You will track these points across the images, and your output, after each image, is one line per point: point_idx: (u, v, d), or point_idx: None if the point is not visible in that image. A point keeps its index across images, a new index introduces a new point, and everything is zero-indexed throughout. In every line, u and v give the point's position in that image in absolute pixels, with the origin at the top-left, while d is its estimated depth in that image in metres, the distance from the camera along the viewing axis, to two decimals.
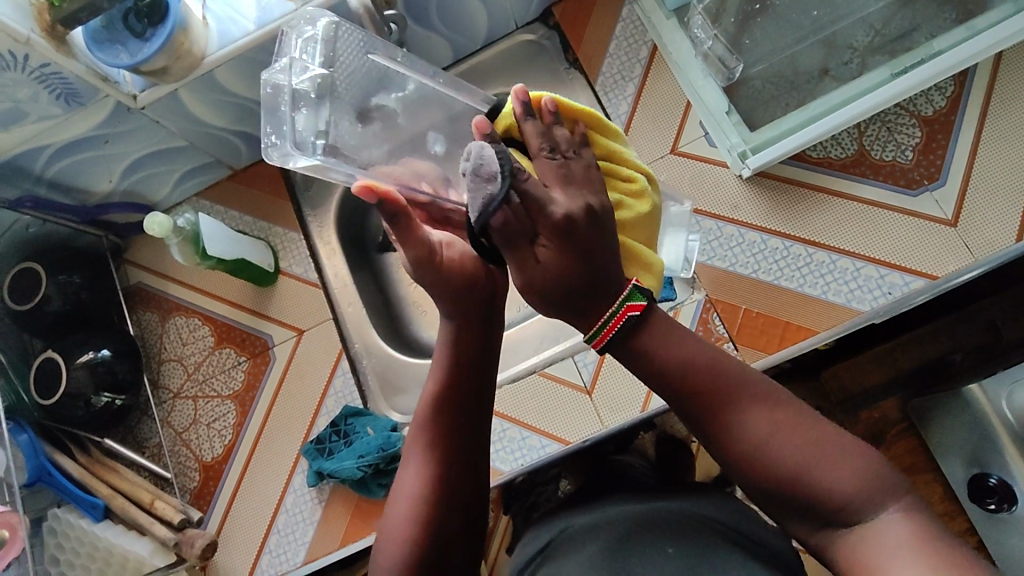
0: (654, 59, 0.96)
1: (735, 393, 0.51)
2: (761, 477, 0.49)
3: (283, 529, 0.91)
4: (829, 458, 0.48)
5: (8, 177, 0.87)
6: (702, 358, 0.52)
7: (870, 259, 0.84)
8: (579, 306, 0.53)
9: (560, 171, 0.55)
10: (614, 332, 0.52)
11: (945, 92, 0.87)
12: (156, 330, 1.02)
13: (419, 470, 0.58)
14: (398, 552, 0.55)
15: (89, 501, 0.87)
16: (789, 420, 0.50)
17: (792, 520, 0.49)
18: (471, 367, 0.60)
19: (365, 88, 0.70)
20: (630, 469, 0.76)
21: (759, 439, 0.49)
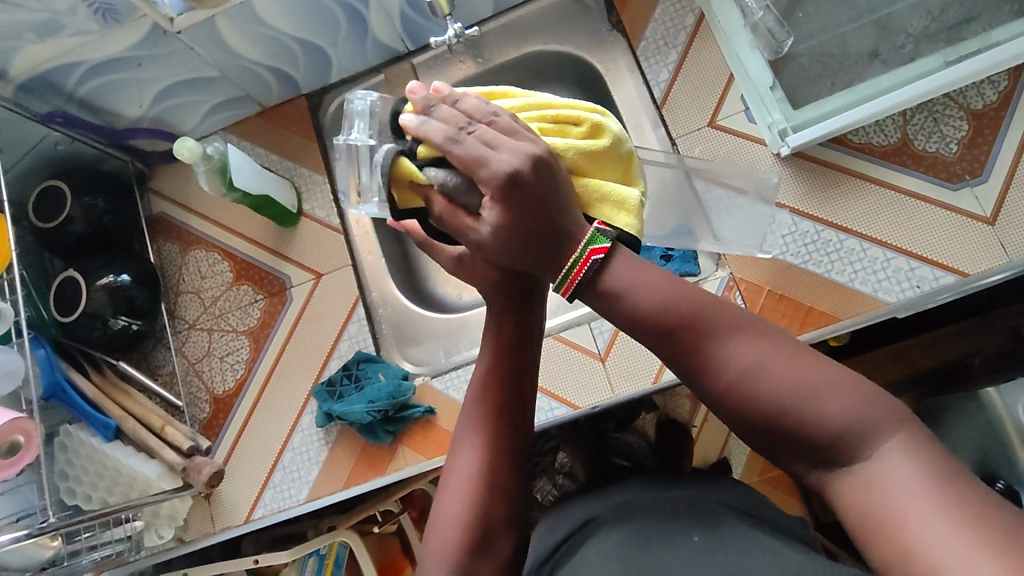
0: (700, 27, 0.93)
1: (714, 329, 0.50)
2: (750, 419, 0.48)
3: (289, 466, 0.92)
4: (818, 389, 0.47)
5: (40, 91, 0.86)
6: (678, 299, 0.51)
7: (902, 251, 0.83)
8: (548, 250, 0.53)
9: (483, 133, 0.53)
10: (581, 275, 0.52)
11: (998, 86, 0.84)
12: (176, 261, 1.02)
13: (473, 460, 0.61)
14: (454, 535, 0.58)
15: (100, 421, 0.88)
16: (770, 353, 0.48)
17: (792, 460, 0.48)
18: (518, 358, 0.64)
19: None
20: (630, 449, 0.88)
21: (742, 376, 0.48)
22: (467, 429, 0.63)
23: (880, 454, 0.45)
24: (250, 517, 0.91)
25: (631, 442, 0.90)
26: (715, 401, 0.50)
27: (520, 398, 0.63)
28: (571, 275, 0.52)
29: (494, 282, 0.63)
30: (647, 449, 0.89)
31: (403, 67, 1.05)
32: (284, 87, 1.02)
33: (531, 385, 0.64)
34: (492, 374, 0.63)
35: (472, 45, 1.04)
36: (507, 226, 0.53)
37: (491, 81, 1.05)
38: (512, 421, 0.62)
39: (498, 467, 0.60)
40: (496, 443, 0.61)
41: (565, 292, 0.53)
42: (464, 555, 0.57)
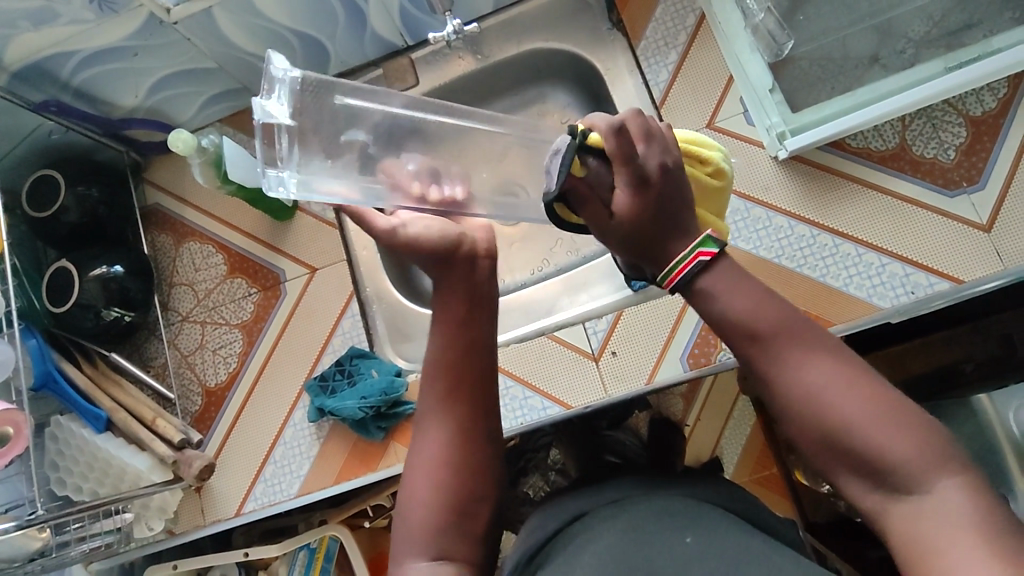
0: (700, 27, 0.92)
1: (798, 346, 0.52)
2: (813, 430, 0.51)
3: (280, 460, 0.92)
4: (893, 421, 0.49)
5: (34, 79, 0.85)
6: (773, 314, 0.53)
7: (897, 256, 0.83)
8: (656, 250, 0.55)
9: (643, 131, 0.57)
10: (682, 275, 0.54)
11: (997, 93, 0.84)
12: (169, 252, 1.02)
13: (439, 435, 0.60)
14: (424, 516, 0.57)
15: (92, 412, 0.88)
16: (850, 376, 0.51)
17: (846, 474, 0.51)
18: (470, 330, 0.64)
19: (339, 121, 0.64)
20: (622, 446, 0.81)
21: (819, 393, 0.51)
22: (428, 402, 0.62)
23: (934, 492, 0.48)
24: (241, 510, 0.91)
25: (622, 441, 0.82)
26: (784, 407, 0.53)
27: (479, 366, 0.63)
28: (679, 266, 0.54)
29: (433, 257, 0.66)
30: (640, 447, 0.81)
31: (402, 61, 1.04)
32: None
33: (487, 355, 0.64)
34: (448, 344, 0.63)
35: (472, 41, 1.03)
36: (632, 213, 0.55)
37: (489, 77, 1.05)
38: (472, 390, 0.62)
39: (463, 441, 0.60)
40: (460, 416, 0.61)
41: (671, 279, 0.54)
42: (436, 534, 0.57)
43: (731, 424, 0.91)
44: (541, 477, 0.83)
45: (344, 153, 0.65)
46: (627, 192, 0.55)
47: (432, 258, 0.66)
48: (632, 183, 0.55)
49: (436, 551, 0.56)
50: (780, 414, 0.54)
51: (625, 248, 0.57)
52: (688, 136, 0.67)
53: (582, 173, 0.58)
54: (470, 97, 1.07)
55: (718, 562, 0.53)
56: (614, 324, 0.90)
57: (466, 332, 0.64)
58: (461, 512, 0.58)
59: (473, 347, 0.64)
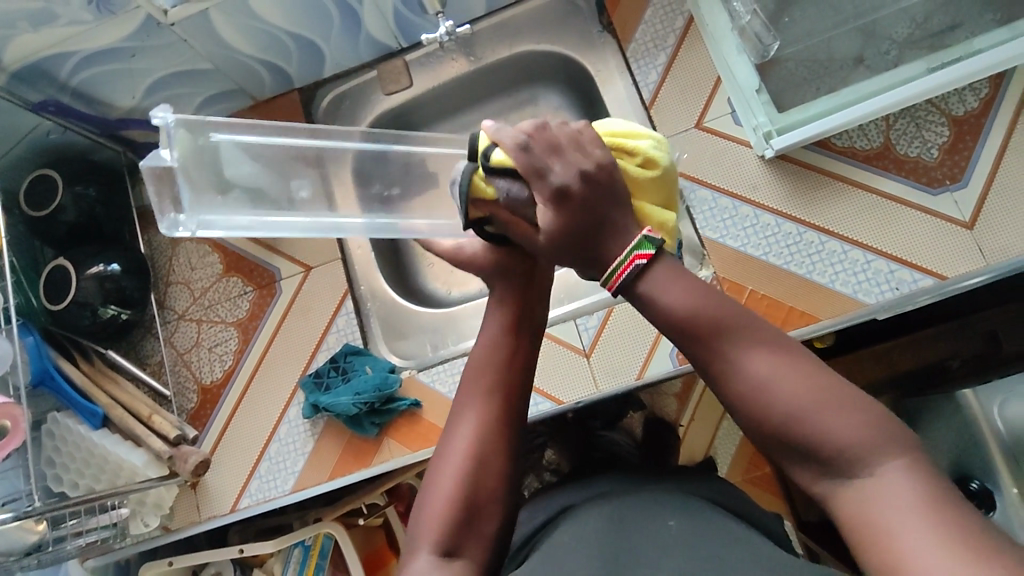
0: (689, 30, 0.94)
1: (738, 339, 0.52)
2: (759, 422, 0.51)
3: (275, 457, 0.93)
4: (835, 406, 0.49)
5: (33, 80, 0.87)
6: (709, 307, 0.53)
7: (882, 253, 0.84)
8: (593, 254, 0.57)
9: (550, 145, 0.60)
10: (624, 276, 0.55)
11: (979, 93, 0.86)
12: (166, 251, 1.03)
13: (466, 436, 0.61)
14: (442, 510, 0.58)
15: (89, 409, 0.89)
16: (785, 364, 0.51)
17: (797, 464, 0.51)
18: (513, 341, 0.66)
19: (222, 156, 0.65)
20: (617, 448, 0.91)
21: (762, 385, 0.51)
22: (462, 401, 0.64)
23: (881, 474, 0.47)
24: (236, 506, 0.92)
25: (617, 442, 0.92)
26: (727, 400, 0.53)
27: (517, 371, 0.65)
28: (620, 267, 0.55)
29: (496, 271, 0.71)
30: (633, 447, 0.92)
31: (396, 63, 1.06)
32: (277, 81, 1.03)
33: (524, 366, 0.66)
34: (496, 348, 0.66)
35: (465, 43, 1.05)
36: (561, 226, 0.58)
37: (482, 80, 1.07)
38: (507, 394, 0.64)
39: (490, 441, 0.61)
40: (490, 415, 0.62)
41: (613, 282, 0.55)
42: (448, 529, 0.57)
43: (721, 430, 1.02)
44: (536, 478, 0.98)
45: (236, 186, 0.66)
46: (550, 208, 0.59)
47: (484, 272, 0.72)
48: (553, 198, 0.58)
49: (445, 547, 0.57)
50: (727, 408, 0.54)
51: (564, 255, 0.59)
52: (610, 129, 0.68)
53: (493, 195, 0.65)
54: (464, 99, 1.09)
55: (704, 549, 0.54)
56: (605, 320, 0.91)
57: (513, 340, 0.67)
58: (475, 510, 0.59)
59: (518, 355, 0.66)
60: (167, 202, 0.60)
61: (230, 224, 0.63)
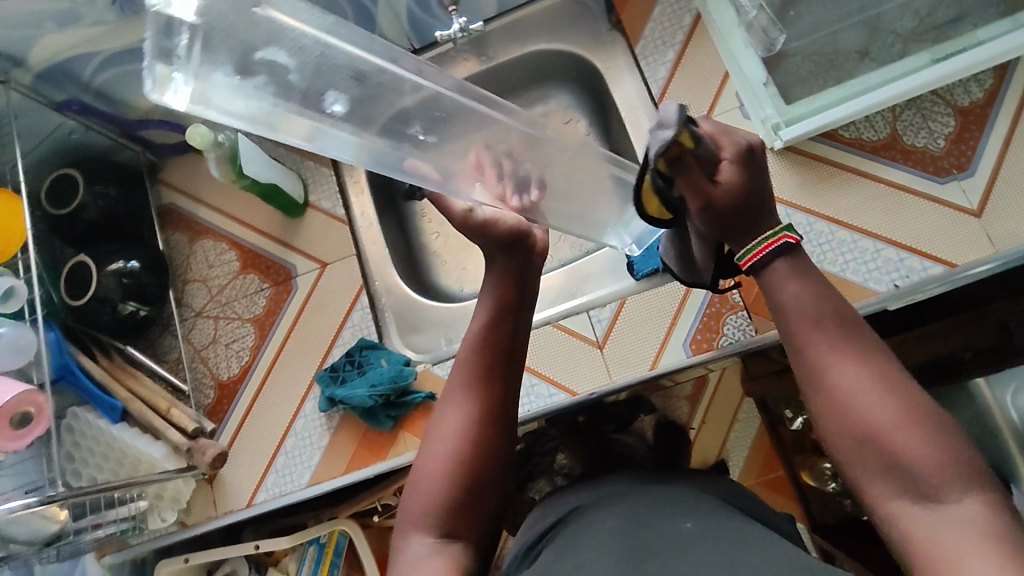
0: (696, 28, 0.96)
1: (839, 344, 0.53)
2: (843, 426, 0.51)
3: (291, 451, 0.94)
4: (923, 431, 0.49)
5: (58, 80, 0.90)
6: (817, 307, 0.55)
7: (891, 242, 0.85)
8: (738, 226, 0.58)
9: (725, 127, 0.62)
10: (769, 250, 0.57)
11: (984, 84, 0.87)
12: (183, 250, 1.04)
13: (459, 416, 0.62)
14: (434, 488, 0.59)
15: (107, 403, 0.90)
16: (882, 380, 0.51)
17: (871, 480, 0.50)
18: (507, 324, 0.67)
19: (249, 32, 0.46)
20: (629, 450, 0.81)
21: (854, 394, 0.51)
22: (456, 384, 0.64)
23: (955, 505, 0.47)
24: (252, 502, 0.92)
25: (631, 443, 0.82)
26: (814, 398, 0.54)
27: (508, 361, 0.66)
28: (760, 246, 0.57)
29: (499, 240, 0.68)
30: (647, 450, 0.82)
31: None
32: None
33: (512, 350, 0.67)
34: (498, 334, 0.66)
35: (476, 43, 1.07)
36: (730, 195, 0.58)
37: (494, 78, 1.09)
38: (500, 383, 0.64)
39: (484, 421, 0.62)
40: (484, 403, 0.63)
41: (745, 262, 0.59)
42: (444, 513, 0.58)
43: (733, 429, 0.96)
44: (548, 481, 0.83)
45: (257, 76, 0.48)
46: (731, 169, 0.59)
47: (500, 243, 0.68)
48: (739, 167, 0.59)
49: (442, 530, 0.57)
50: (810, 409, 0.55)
51: (715, 220, 0.59)
52: None
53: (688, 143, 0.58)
54: None
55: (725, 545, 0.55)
56: (618, 312, 0.93)
57: (506, 327, 0.67)
58: (472, 496, 0.59)
59: (514, 342, 0.67)
60: (165, 50, 0.43)
61: (239, 110, 0.47)
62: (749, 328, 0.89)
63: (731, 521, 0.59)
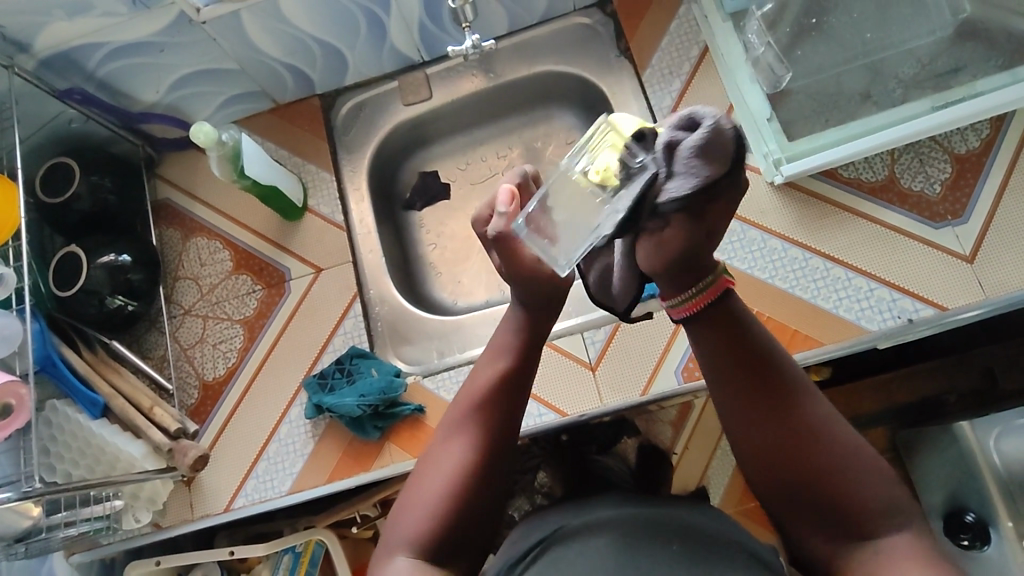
0: (704, 60, 0.97)
1: (778, 388, 0.57)
2: (779, 467, 0.56)
3: (274, 457, 0.92)
4: (854, 471, 0.54)
5: (61, 68, 0.89)
6: (753, 352, 0.58)
7: (885, 282, 0.86)
8: (683, 281, 0.58)
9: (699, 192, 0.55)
10: (703, 303, 0.59)
11: (981, 134, 0.89)
12: (176, 246, 1.03)
13: (460, 452, 0.62)
14: (425, 516, 0.59)
15: (88, 397, 0.88)
16: (819, 422, 0.56)
17: (809, 514, 0.55)
18: (518, 362, 0.68)
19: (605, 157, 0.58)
20: (610, 471, 0.86)
21: (784, 450, 0.56)
22: (455, 422, 0.64)
23: (886, 539, 0.52)
24: (230, 507, 0.91)
25: (611, 466, 0.87)
26: (750, 440, 0.58)
27: (514, 397, 0.66)
28: (691, 301, 0.59)
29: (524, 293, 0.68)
30: (627, 471, 0.87)
31: (417, 75, 1.08)
32: (300, 86, 1.05)
33: (519, 391, 0.67)
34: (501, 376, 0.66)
35: (485, 60, 1.08)
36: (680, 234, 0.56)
37: (499, 95, 1.10)
38: (502, 423, 0.64)
39: (483, 455, 0.62)
40: (487, 437, 0.63)
41: (682, 309, 0.59)
42: (430, 542, 0.58)
43: (717, 455, 0.96)
44: (526, 499, 0.90)
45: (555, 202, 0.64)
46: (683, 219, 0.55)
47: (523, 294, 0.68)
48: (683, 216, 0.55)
49: (425, 553, 0.58)
50: (743, 452, 0.59)
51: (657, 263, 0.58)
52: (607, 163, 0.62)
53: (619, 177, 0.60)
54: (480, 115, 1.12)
55: None
56: (612, 335, 0.93)
57: (517, 364, 0.67)
58: (461, 528, 0.59)
59: (521, 386, 0.67)
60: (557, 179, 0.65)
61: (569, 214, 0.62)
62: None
63: (716, 554, 0.59)
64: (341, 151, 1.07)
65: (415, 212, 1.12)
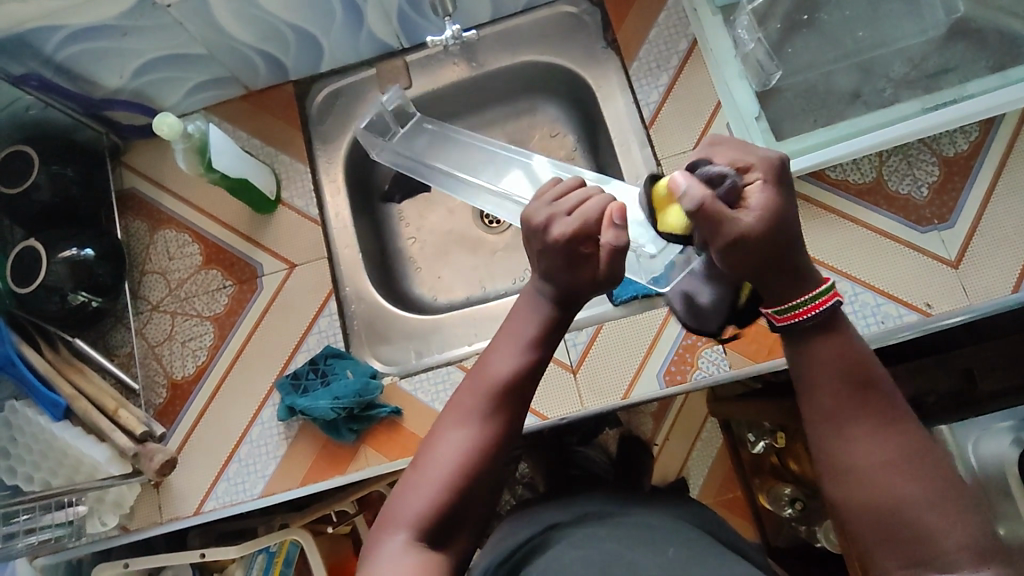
0: (692, 53, 0.94)
1: (878, 413, 0.52)
2: (866, 498, 0.51)
3: (245, 459, 0.89)
4: (943, 505, 0.49)
5: (16, 51, 0.83)
6: (857, 372, 0.54)
7: (869, 286, 0.85)
8: (776, 287, 0.55)
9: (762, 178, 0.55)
10: (807, 316, 0.55)
11: (970, 136, 0.88)
12: (143, 238, 0.99)
13: (464, 436, 0.59)
14: (424, 498, 0.57)
15: (50, 399, 0.84)
16: (916, 452, 0.51)
17: (884, 549, 0.50)
18: (531, 344, 0.64)
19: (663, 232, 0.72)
20: (592, 463, 0.91)
21: (883, 469, 0.51)
22: (466, 404, 0.61)
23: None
24: (200, 510, 0.88)
25: (593, 457, 0.92)
26: (838, 470, 0.53)
27: (524, 384, 0.62)
28: (808, 304, 0.54)
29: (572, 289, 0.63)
30: (608, 463, 0.92)
31: (396, 63, 1.04)
32: (273, 72, 1.00)
33: (532, 375, 0.63)
34: (511, 358, 0.63)
35: (467, 49, 1.04)
36: (765, 236, 0.53)
37: (482, 86, 1.07)
38: (511, 409, 0.61)
39: (487, 441, 0.59)
40: (494, 424, 0.60)
41: (788, 316, 0.55)
42: (429, 526, 0.56)
43: (696, 449, 1.06)
44: (509, 491, 1.01)
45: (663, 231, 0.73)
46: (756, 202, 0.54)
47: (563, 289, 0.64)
48: (760, 235, 0.53)
49: (418, 537, 0.56)
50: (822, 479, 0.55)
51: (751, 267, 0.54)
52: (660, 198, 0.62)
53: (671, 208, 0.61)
54: (463, 105, 1.08)
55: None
56: (594, 338, 0.90)
57: (531, 348, 0.64)
58: (459, 514, 0.58)
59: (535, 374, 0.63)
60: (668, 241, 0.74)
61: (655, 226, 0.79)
62: (724, 363, 0.87)
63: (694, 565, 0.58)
64: (317, 142, 1.03)
65: (393, 205, 1.09)
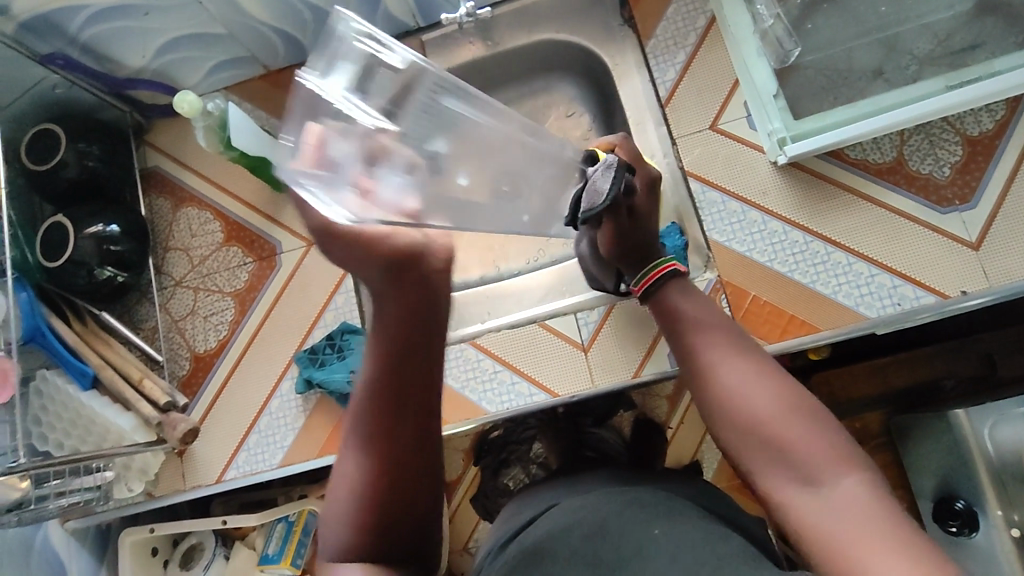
0: (710, 30, 0.93)
1: (732, 350, 0.61)
2: (735, 428, 0.56)
3: (265, 430, 0.92)
4: (799, 419, 0.54)
5: (43, 32, 0.86)
6: (706, 317, 0.64)
7: (886, 267, 0.84)
8: (631, 262, 0.73)
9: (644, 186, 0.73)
10: (655, 279, 0.70)
11: (995, 115, 0.86)
12: (166, 216, 1.02)
13: (368, 450, 0.56)
14: (350, 524, 0.54)
15: (78, 368, 0.89)
16: (775, 376, 0.58)
17: (766, 474, 0.54)
18: (400, 345, 0.58)
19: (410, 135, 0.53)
20: (605, 443, 0.83)
21: (745, 398, 0.57)
22: (354, 423, 0.58)
23: (838, 484, 0.50)
24: (222, 478, 0.91)
25: (607, 438, 0.84)
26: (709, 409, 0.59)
27: (413, 376, 0.58)
28: (651, 275, 0.70)
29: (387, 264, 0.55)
30: (622, 444, 0.83)
31: (412, 42, 1.05)
32: (291, 52, 1.01)
33: (422, 365, 0.58)
34: (383, 360, 0.58)
35: (483, 27, 1.04)
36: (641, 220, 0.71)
37: (497, 65, 1.06)
38: (406, 406, 0.57)
39: (388, 447, 0.56)
40: (392, 428, 0.56)
41: (641, 288, 0.70)
42: (361, 546, 0.53)
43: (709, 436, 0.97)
44: (524, 471, 0.90)
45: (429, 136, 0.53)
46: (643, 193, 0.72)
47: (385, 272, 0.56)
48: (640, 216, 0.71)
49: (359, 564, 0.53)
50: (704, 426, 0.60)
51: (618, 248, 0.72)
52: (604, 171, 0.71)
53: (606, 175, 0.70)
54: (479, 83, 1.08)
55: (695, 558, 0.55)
56: (605, 317, 0.92)
57: (398, 345, 0.58)
58: (393, 527, 0.54)
59: (424, 356, 0.59)
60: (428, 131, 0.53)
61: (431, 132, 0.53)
62: None
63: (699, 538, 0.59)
64: None
65: None
